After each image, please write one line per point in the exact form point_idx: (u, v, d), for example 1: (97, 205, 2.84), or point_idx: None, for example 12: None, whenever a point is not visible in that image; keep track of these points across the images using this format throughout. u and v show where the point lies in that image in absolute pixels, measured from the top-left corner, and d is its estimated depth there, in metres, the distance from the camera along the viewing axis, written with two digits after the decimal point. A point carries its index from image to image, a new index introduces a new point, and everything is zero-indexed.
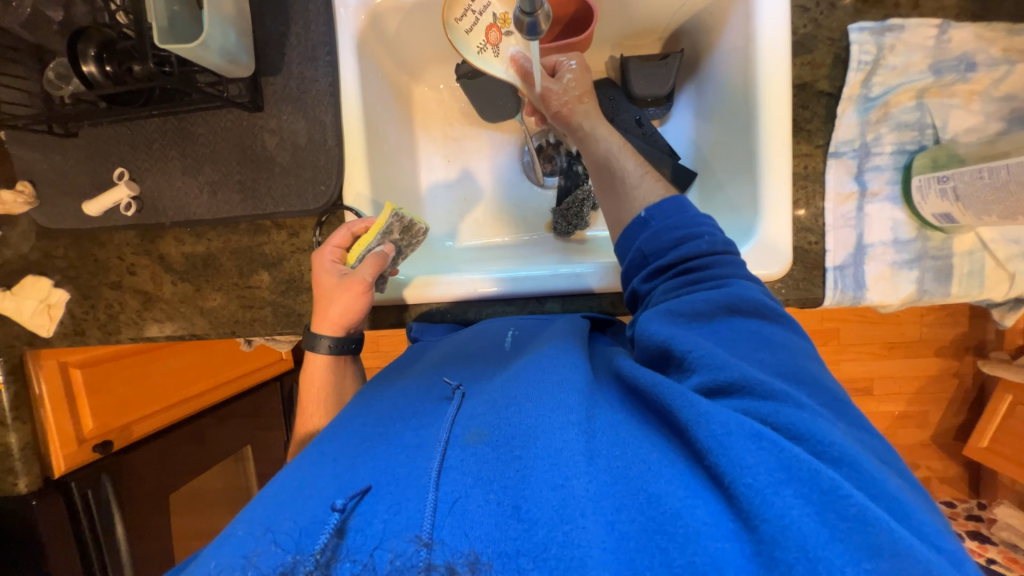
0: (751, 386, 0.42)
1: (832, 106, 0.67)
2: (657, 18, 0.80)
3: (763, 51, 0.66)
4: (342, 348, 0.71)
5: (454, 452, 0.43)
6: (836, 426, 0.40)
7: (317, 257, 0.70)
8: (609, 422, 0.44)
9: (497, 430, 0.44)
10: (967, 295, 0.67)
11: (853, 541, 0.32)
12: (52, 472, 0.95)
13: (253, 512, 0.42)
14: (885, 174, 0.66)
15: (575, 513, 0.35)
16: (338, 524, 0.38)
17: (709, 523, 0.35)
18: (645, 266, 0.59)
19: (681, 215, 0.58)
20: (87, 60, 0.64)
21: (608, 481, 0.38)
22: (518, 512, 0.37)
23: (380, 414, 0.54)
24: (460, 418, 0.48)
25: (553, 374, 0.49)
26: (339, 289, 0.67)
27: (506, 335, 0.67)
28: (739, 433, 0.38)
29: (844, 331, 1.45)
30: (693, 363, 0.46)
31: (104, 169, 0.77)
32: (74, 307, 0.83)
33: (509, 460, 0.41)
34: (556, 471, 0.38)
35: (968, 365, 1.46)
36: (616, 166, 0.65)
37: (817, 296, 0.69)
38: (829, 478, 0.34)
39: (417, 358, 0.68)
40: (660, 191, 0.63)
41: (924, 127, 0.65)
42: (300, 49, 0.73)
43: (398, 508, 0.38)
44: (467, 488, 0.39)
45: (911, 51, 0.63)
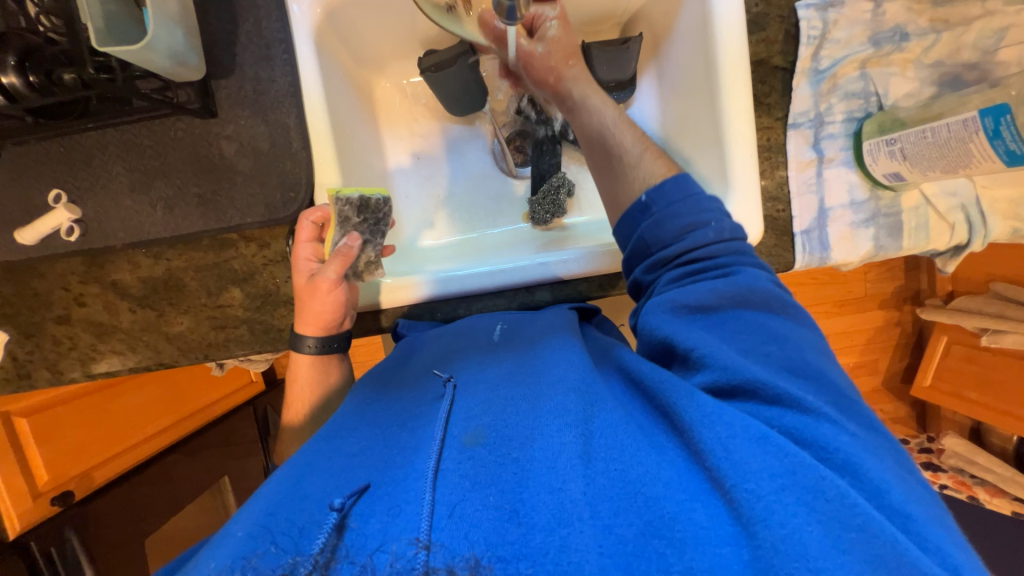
0: (757, 390, 0.44)
1: (787, 80, 0.71)
2: (615, 4, 0.82)
3: (720, 30, 0.69)
4: (328, 350, 0.69)
5: (451, 454, 0.41)
6: (850, 433, 0.41)
7: (292, 259, 0.69)
8: (611, 423, 0.43)
9: (496, 431, 0.43)
10: (917, 246, 0.73)
11: (859, 550, 0.33)
12: (7, 533, 0.89)
13: (250, 506, 0.41)
14: (839, 141, 0.71)
15: (573, 518, 0.35)
16: (338, 523, 0.37)
17: (706, 526, 0.35)
18: (647, 255, 0.58)
19: (685, 199, 0.56)
20: (6, 71, 0.56)
21: (608, 486, 0.38)
22: (517, 516, 0.36)
23: (376, 417, 0.52)
24: (455, 419, 0.46)
25: (555, 378, 0.49)
26: (312, 292, 0.66)
27: (494, 329, 0.65)
28: (742, 437, 0.39)
29: (800, 294, 1.54)
30: (701, 360, 0.47)
31: (36, 191, 0.69)
32: (15, 348, 0.74)
33: (507, 463, 0.40)
34: (554, 475, 0.38)
35: (908, 314, 1.60)
36: (610, 140, 0.64)
37: (788, 260, 0.73)
38: (833, 485, 0.35)
39: (408, 358, 0.65)
40: (662, 168, 0.60)
41: (869, 95, 0.70)
42: (253, 48, 0.69)
43: (396, 510, 0.37)
44: (464, 491, 0.38)
45: (852, 25, 0.68)
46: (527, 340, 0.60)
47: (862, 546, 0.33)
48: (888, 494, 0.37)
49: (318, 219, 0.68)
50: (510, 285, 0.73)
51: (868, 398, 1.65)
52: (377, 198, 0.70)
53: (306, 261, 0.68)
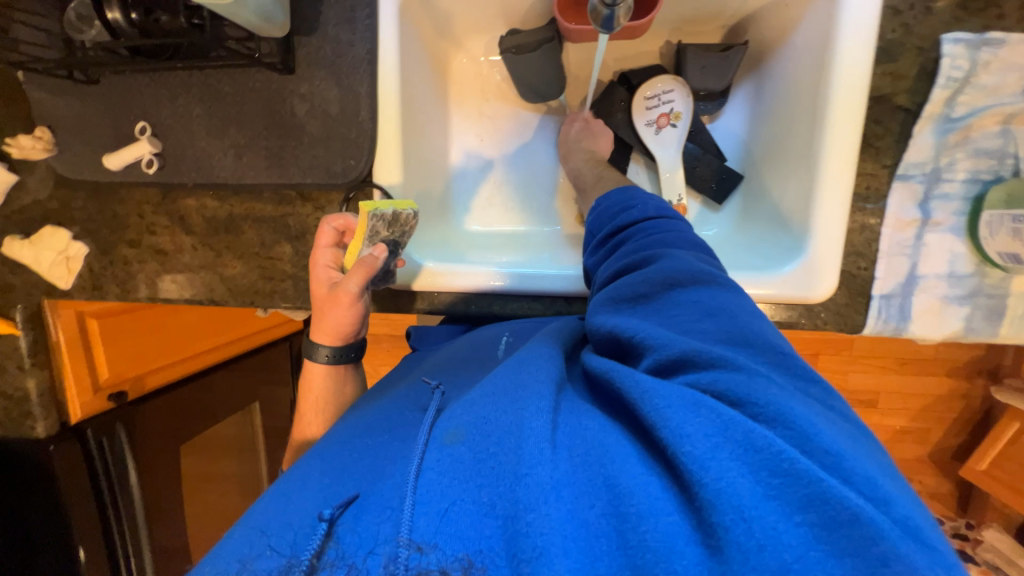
0: (700, 358, 0.39)
1: (907, 123, 0.62)
2: (724, 6, 0.74)
3: (841, 54, 0.60)
4: (344, 357, 0.70)
5: (431, 454, 0.39)
6: (792, 392, 0.36)
7: (314, 267, 0.68)
8: (573, 411, 0.41)
9: (475, 428, 0.40)
10: (1016, 337, 0.64)
11: (819, 517, 0.29)
12: (69, 417, 0.97)
13: (242, 524, 0.41)
14: (952, 204, 0.62)
15: (539, 503, 0.33)
16: (327, 531, 0.36)
17: (655, 496, 0.32)
18: (593, 245, 0.61)
19: (621, 197, 0.62)
20: (111, 6, 0.59)
21: (569, 470, 0.35)
22: (495, 510, 0.34)
23: (369, 425, 0.51)
24: (442, 419, 0.43)
25: (517, 365, 0.46)
26: (332, 301, 0.65)
27: (499, 342, 0.65)
28: (681, 405, 0.35)
29: (858, 344, 1.42)
30: (643, 344, 0.43)
31: (125, 121, 0.73)
32: (93, 261, 0.81)
33: (480, 454, 0.38)
34: (520, 458, 0.35)
35: (979, 388, 1.44)
36: None
37: (857, 323, 0.66)
38: (764, 438, 0.32)
39: (410, 372, 0.66)
40: None
41: (1005, 156, 0.60)
42: (337, 8, 0.68)
43: (385, 512, 0.36)
44: (444, 488, 0.36)
45: (1007, 71, 0.58)
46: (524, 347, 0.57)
47: (792, 491, 0.30)
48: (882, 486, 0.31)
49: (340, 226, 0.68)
50: (550, 292, 0.71)
51: (908, 466, 1.52)
52: (408, 214, 0.65)
53: (326, 272, 0.67)
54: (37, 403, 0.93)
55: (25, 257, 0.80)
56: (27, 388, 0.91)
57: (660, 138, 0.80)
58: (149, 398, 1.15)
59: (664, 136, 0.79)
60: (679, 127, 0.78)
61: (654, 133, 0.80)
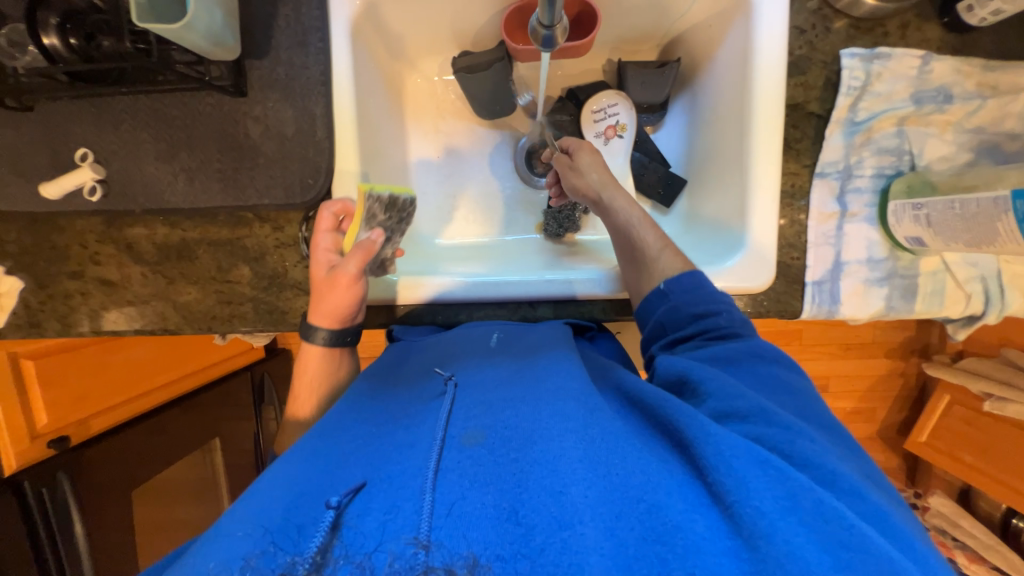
0: (756, 416, 0.44)
1: (820, 128, 0.70)
2: (657, 27, 0.81)
3: (759, 69, 0.67)
4: (338, 343, 0.69)
5: (451, 453, 0.42)
6: (834, 454, 0.42)
7: (313, 252, 0.68)
8: (611, 427, 0.44)
9: (493, 432, 0.44)
10: (929, 311, 0.72)
11: (867, 570, 0.32)
12: (5, 469, 0.92)
13: (241, 503, 0.40)
14: (864, 197, 0.70)
15: (573, 521, 0.35)
16: (333, 520, 0.37)
17: (707, 536, 0.35)
18: (664, 336, 0.62)
19: (699, 291, 0.61)
20: (48, 31, 0.58)
21: (608, 488, 0.38)
22: (516, 515, 0.37)
23: (372, 416, 0.53)
24: (454, 420, 0.47)
25: (554, 387, 0.50)
26: (331, 284, 0.64)
27: (490, 337, 0.65)
28: (743, 455, 0.39)
29: (807, 332, 1.53)
30: (708, 392, 0.48)
31: (64, 148, 0.70)
32: (29, 296, 0.76)
33: (506, 463, 0.41)
34: (555, 478, 0.38)
35: (913, 366, 1.57)
36: (635, 236, 0.69)
37: (795, 308, 0.72)
38: (833, 508, 0.36)
39: (400, 363, 0.64)
40: (679, 266, 0.65)
41: (902, 153, 0.68)
42: (289, 33, 0.69)
43: (394, 508, 0.37)
44: (463, 490, 0.39)
45: (896, 80, 0.67)
46: (524, 348, 0.61)
47: (832, 533, 0.34)
48: (887, 518, 0.38)
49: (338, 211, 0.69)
50: (514, 297, 0.73)
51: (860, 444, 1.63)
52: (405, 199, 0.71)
53: (325, 255, 0.67)
54: None
55: None
56: None
57: (609, 148, 0.84)
58: (100, 438, 1.07)
59: (612, 147, 0.84)
60: (625, 139, 0.83)
61: (602, 144, 0.84)
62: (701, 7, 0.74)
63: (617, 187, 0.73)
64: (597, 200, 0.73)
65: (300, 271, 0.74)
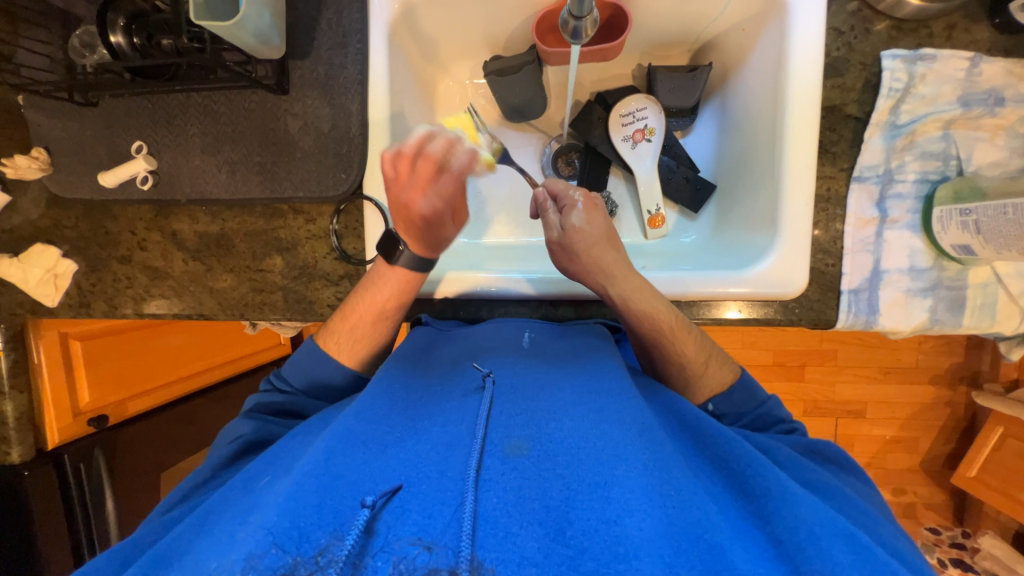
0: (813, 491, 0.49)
1: (858, 130, 0.68)
2: (688, 31, 0.81)
3: (793, 70, 0.66)
4: (422, 269, 0.67)
5: (494, 464, 0.41)
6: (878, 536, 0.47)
7: (411, 182, 0.60)
8: (666, 458, 0.43)
9: (539, 444, 0.43)
10: (979, 326, 0.67)
11: None
12: (45, 443, 0.95)
13: (276, 492, 0.40)
14: (906, 202, 0.67)
15: (630, 554, 0.34)
16: (367, 521, 0.37)
17: None
18: None
19: (755, 400, 0.64)
20: (116, 31, 0.64)
21: (665, 521, 0.37)
22: (563, 536, 0.36)
23: (400, 403, 0.52)
24: (496, 422, 0.46)
25: (606, 405, 0.48)
26: (446, 216, 0.64)
27: (523, 336, 0.65)
28: (830, 532, 0.40)
29: (842, 353, 1.45)
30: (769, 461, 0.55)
31: (122, 141, 0.76)
32: (81, 278, 0.81)
33: (552, 478, 0.40)
34: (610, 506, 0.38)
35: (961, 395, 1.45)
36: (679, 352, 0.63)
37: (829, 318, 0.69)
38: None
39: (429, 350, 0.64)
40: (728, 377, 0.64)
41: (949, 157, 0.66)
42: (330, 35, 0.73)
43: (431, 511, 0.37)
44: (507, 504, 0.38)
45: (941, 82, 0.64)
46: (562, 353, 0.61)
47: None
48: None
49: (453, 155, 0.60)
50: (532, 294, 0.72)
51: (900, 477, 1.52)
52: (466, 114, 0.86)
53: (445, 209, 0.63)
54: (13, 428, 0.88)
55: (12, 276, 0.80)
56: (4, 411, 0.86)
57: (636, 151, 0.84)
58: (131, 422, 1.13)
59: (639, 151, 0.84)
60: (652, 143, 0.83)
61: (629, 147, 0.84)
62: (734, 10, 0.74)
63: (629, 271, 0.65)
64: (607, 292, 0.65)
65: (328, 262, 0.77)
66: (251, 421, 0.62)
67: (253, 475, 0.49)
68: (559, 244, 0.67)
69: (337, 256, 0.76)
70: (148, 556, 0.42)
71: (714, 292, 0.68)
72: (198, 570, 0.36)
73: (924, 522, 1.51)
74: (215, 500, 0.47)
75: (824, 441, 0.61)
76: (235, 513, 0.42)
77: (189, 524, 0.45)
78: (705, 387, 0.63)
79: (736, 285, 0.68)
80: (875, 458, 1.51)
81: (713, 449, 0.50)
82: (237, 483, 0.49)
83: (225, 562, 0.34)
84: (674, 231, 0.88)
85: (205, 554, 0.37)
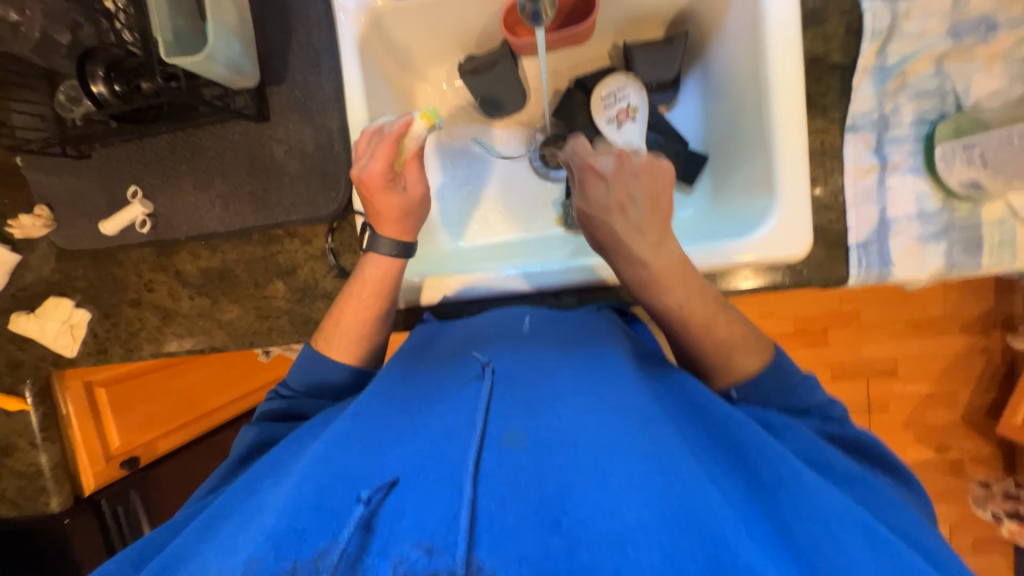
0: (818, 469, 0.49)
1: (846, 79, 0.66)
2: (659, 4, 0.79)
3: (770, 26, 0.64)
4: None
5: (491, 456, 0.40)
6: (889, 514, 0.47)
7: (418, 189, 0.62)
8: (666, 442, 0.42)
9: (536, 433, 0.42)
10: (1000, 265, 0.64)
11: None
12: (84, 490, 0.95)
13: (276, 494, 0.40)
14: (906, 146, 0.65)
15: (626, 545, 0.34)
16: (362, 517, 0.36)
17: None
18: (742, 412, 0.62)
19: (784, 386, 0.59)
20: (97, 81, 0.66)
21: (665, 510, 0.36)
22: (559, 526, 0.36)
23: (405, 401, 0.51)
24: (495, 414, 0.44)
25: (608, 391, 0.47)
26: None
27: (523, 320, 0.64)
28: (832, 523, 0.39)
29: (865, 312, 1.41)
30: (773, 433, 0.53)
31: (118, 188, 0.78)
32: (96, 326, 0.83)
33: (549, 469, 0.39)
34: (607, 496, 0.37)
35: (997, 341, 1.39)
36: (713, 332, 0.60)
37: (841, 275, 0.67)
38: None
39: (430, 343, 0.64)
40: (753, 362, 0.60)
41: (945, 93, 0.63)
42: (303, 57, 0.73)
43: (427, 506, 0.37)
44: (505, 497, 0.37)
45: (927, 17, 0.62)
46: (562, 338, 0.60)
47: None
48: None
49: None
50: (535, 288, 0.72)
51: (942, 433, 1.46)
52: None
53: None
54: (49, 479, 0.87)
55: (32, 331, 0.82)
56: (40, 464, 0.86)
57: (623, 131, 0.82)
58: (162, 460, 1.17)
59: (626, 130, 0.82)
60: (638, 121, 0.81)
61: (616, 128, 0.83)
62: None
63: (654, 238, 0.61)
64: (625, 265, 0.63)
65: (329, 281, 0.77)
66: (255, 428, 0.64)
67: (257, 478, 0.50)
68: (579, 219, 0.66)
69: (336, 273, 0.77)
70: (158, 560, 0.43)
71: (722, 263, 0.66)
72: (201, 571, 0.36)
73: (973, 476, 1.46)
74: (219, 505, 0.48)
75: (861, 431, 0.57)
76: (237, 517, 0.42)
77: (194, 527, 0.46)
78: (729, 372, 0.60)
79: (743, 253, 0.66)
80: (914, 415, 1.45)
81: (717, 430, 0.49)
82: (241, 487, 0.50)
83: (224, 564, 0.34)
84: (671, 207, 0.86)
85: (209, 554, 0.38)
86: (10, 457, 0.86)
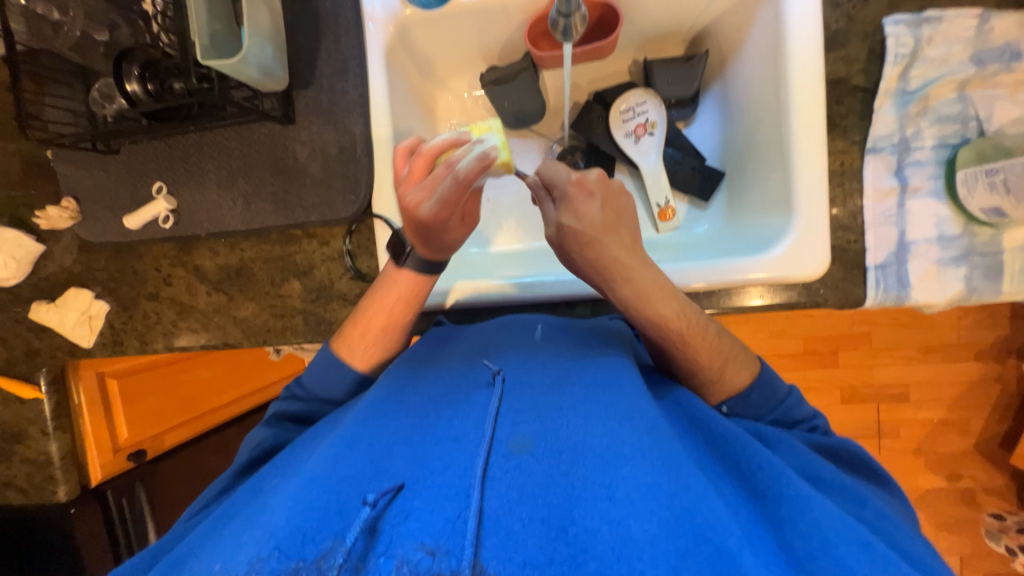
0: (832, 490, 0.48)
1: (867, 101, 0.66)
2: (681, 22, 0.81)
3: (793, 47, 0.65)
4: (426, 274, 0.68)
5: (499, 460, 0.40)
6: (913, 541, 0.45)
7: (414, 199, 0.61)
8: (674, 454, 0.42)
9: (545, 439, 0.42)
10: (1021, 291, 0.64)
11: None
12: (90, 480, 0.95)
13: (283, 494, 0.40)
14: (926, 169, 0.65)
15: (634, 557, 0.33)
16: (370, 519, 0.36)
17: None
18: None
19: (773, 399, 0.59)
20: (132, 79, 0.68)
21: (672, 522, 0.35)
22: (566, 534, 0.35)
23: (415, 405, 0.51)
24: (503, 420, 0.45)
25: (616, 401, 0.47)
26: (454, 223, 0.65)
27: (535, 329, 0.65)
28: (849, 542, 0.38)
29: (877, 335, 1.39)
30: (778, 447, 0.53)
31: (143, 184, 0.80)
32: (113, 318, 0.84)
33: (557, 477, 0.39)
34: (614, 506, 0.36)
35: (1012, 369, 1.37)
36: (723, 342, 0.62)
37: (858, 296, 0.67)
38: None
39: (440, 349, 0.65)
40: (745, 377, 0.60)
41: (967, 119, 0.63)
42: (330, 62, 0.75)
43: (433, 508, 0.36)
44: (511, 502, 0.37)
45: (950, 43, 0.63)
46: (572, 347, 0.60)
47: None
48: None
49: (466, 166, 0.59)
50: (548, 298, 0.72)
51: (955, 462, 1.43)
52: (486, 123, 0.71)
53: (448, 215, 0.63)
54: (58, 467, 0.88)
55: (51, 320, 0.84)
56: (49, 452, 0.87)
57: (640, 145, 0.83)
58: (168, 454, 1.17)
59: (643, 143, 0.83)
60: (655, 136, 0.82)
61: (634, 142, 0.83)
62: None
63: None
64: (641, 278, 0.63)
65: (344, 282, 0.78)
66: (268, 429, 0.64)
67: (263, 481, 0.50)
68: (557, 241, 0.64)
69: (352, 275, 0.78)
70: (165, 561, 0.43)
71: (735, 280, 0.66)
72: (204, 567, 0.36)
73: (986, 507, 1.42)
74: (226, 507, 0.48)
75: (861, 449, 0.57)
76: (243, 515, 0.42)
77: (202, 529, 0.46)
78: (732, 391, 0.60)
79: (754, 270, 0.66)
80: (925, 442, 1.43)
81: (722, 446, 0.48)
82: (246, 491, 0.50)
83: (229, 561, 0.34)
84: (685, 222, 0.86)
85: (212, 551, 0.37)
86: (21, 444, 0.87)
